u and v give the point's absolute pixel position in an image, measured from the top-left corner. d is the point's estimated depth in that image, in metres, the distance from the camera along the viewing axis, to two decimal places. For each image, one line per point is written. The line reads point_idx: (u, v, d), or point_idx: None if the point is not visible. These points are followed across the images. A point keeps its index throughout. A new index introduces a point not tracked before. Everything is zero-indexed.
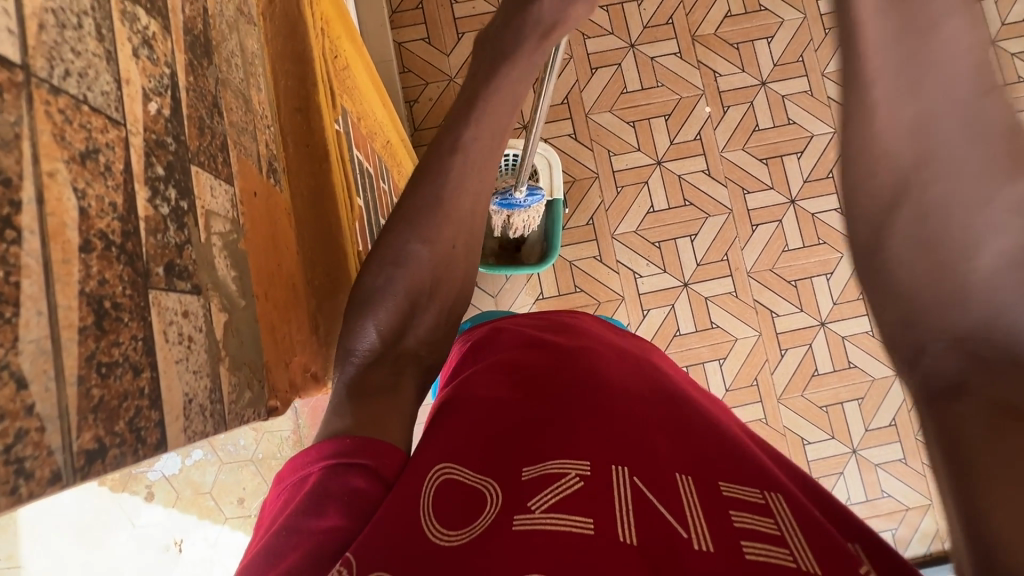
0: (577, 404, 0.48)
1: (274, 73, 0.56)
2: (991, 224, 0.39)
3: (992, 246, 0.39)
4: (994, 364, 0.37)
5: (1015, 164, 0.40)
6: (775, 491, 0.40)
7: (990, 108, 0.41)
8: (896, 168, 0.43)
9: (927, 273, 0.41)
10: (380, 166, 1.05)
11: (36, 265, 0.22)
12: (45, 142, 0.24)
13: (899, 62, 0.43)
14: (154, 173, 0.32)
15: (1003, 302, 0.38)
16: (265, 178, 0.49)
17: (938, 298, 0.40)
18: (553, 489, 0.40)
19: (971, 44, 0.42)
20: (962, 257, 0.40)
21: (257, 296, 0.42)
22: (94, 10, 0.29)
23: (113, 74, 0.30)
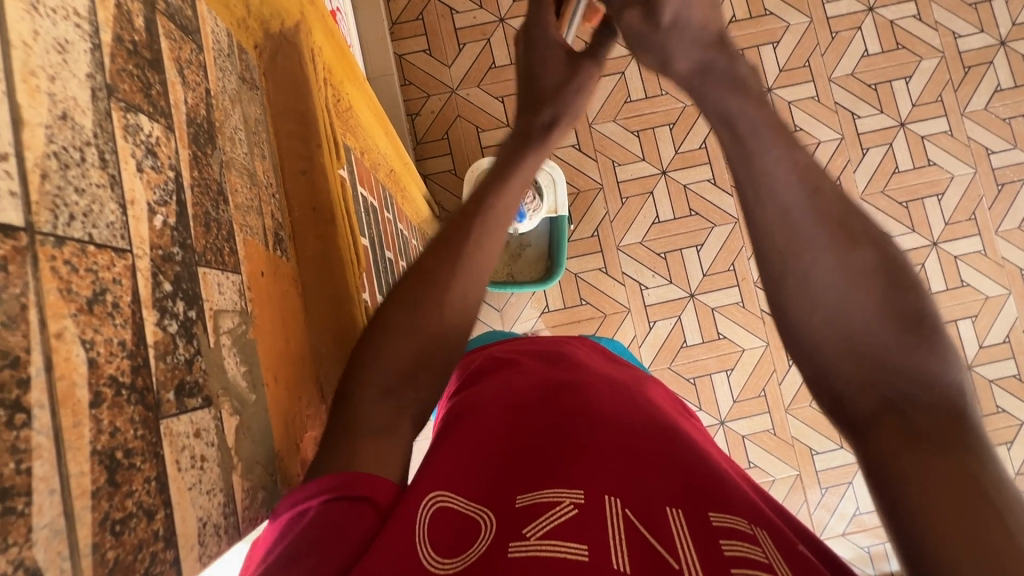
0: (568, 431, 0.46)
1: (277, 134, 0.55)
2: (850, 289, 0.39)
3: (866, 307, 0.38)
4: (909, 407, 0.36)
5: (853, 236, 0.40)
6: (762, 519, 0.39)
7: (825, 195, 0.41)
8: (773, 247, 0.42)
9: (825, 336, 0.40)
10: (383, 195, 1.04)
11: (46, 441, 0.22)
12: (51, 302, 0.23)
13: (747, 170, 0.43)
14: (162, 292, 0.31)
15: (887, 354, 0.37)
16: (272, 252, 0.48)
17: (839, 356, 0.39)
18: (542, 517, 0.38)
19: (792, 156, 0.42)
20: (846, 320, 0.39)
21: (266, 384, 0.42)
22: (97, 136, 0.28)
23: (117, 200, 0.29)
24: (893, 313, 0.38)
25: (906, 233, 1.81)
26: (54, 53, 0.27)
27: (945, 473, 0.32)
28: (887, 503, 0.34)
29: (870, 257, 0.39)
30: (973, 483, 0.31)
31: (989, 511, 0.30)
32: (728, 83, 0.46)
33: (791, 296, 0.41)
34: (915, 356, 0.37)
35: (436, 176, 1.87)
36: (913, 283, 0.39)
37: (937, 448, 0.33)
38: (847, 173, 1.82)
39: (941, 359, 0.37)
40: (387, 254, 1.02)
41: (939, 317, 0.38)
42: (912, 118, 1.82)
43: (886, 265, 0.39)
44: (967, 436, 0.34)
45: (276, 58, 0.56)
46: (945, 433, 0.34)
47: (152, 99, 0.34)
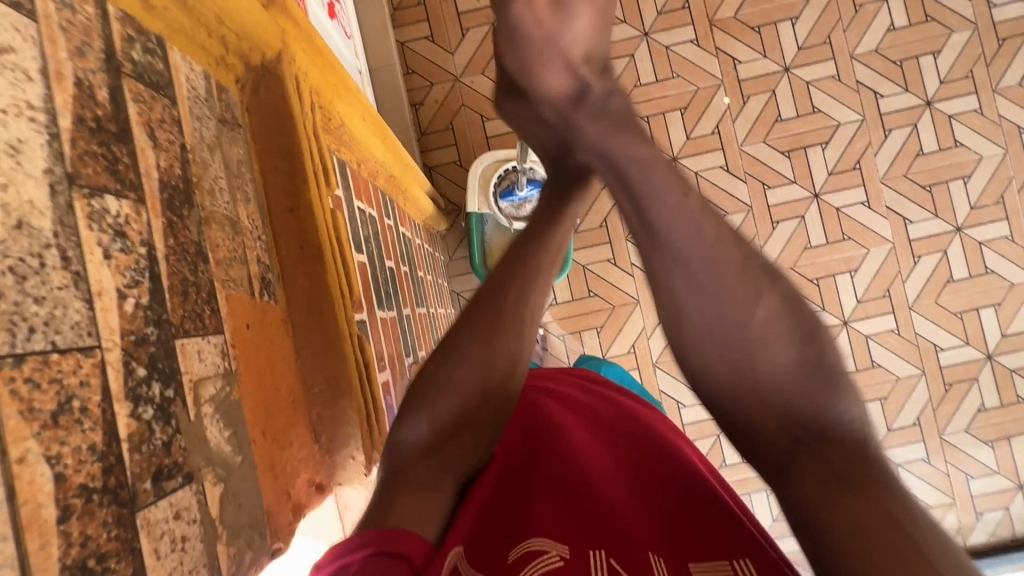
0: (550, 485, 0.46)
1: (262, 171, 0.54)
2: (762, 342, 0.45)
3: (776, 356, 0.45)
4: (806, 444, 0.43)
5: (753, 288, 0.46)
6: (742, 556, 0.39)
7: (728, 253, 0.48)
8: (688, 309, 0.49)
9: (734, 384, 0.47)
10: (382, 201, 1.04)
11: (11, 572, 0.22)
12: (13, 426, 0.23)
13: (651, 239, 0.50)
14: (135, 379, 0.31)
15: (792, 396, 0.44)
16: (258, 300, 0.48)
17: (751, 402, 0.46)
18: (530, 561, 0.37)
19: (700, 216, 0.49)
20: (756, 373, 0.46)
21: (255, 442, 0.42)
22: (58, 235, 0.28)
23: (83, 296, 0.29)
24: (801, 358, 0.45)
25: (928, 218, 1.74)
26: (5, 156, 0.26)
27: (867, 517, 0.37)
28: (813, 542, 0.39)
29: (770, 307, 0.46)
30: (888, 516, 0.36)
31: (904, 543, 0.35)
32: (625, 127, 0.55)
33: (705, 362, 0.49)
34: (819, 398, 0.44)
35: (441, 167, 1.85)
36: (817, 329, 0.46)
37: (852, 485, 0.39)
38: (868, 156, 1.75)
39: (838, 396, 0.44)
40: (390, 265, 1.02)
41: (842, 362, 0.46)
42: (939, 96, 1.73)
43: (785, 312, 0.46)
44: (874, 470, 0.40)
45: (259, 91, 0.55)
46: (857, 470, 0.40)
47: (120, 175, 0.34)
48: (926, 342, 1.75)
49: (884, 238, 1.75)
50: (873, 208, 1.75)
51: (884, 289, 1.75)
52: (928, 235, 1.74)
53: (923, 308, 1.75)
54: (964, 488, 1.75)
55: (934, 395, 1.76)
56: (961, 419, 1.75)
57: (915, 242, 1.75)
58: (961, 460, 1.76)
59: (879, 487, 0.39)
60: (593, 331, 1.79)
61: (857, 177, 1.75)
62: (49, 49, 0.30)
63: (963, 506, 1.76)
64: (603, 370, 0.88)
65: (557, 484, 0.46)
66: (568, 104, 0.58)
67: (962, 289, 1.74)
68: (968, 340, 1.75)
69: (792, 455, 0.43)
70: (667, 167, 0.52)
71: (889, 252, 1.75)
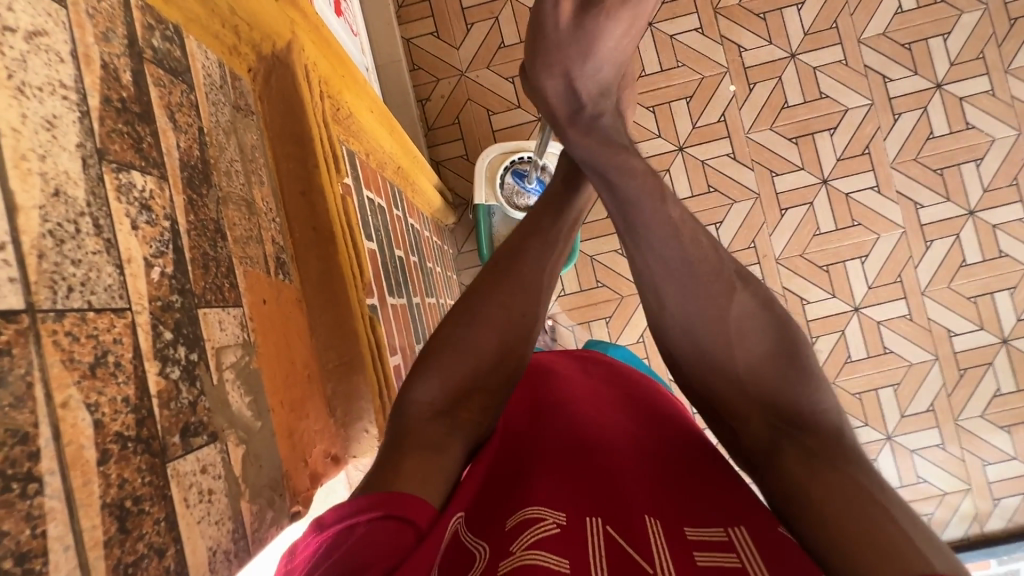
0: (548, 456, 0.46)
1: (275, 156, 0.56)
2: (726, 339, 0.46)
3: (741, 348, 0.45)
4: (790, 434, 0.42)
5: (721, 287, 0.46)
6: (736, 521, 0.38)
7: (697, 246, 0.48)
8: (653, 304, 0.49)
9: (708, 378, 0.47)
10: (392, 193, 1.07)
11: (58, 503, 0.24)
12: (55, 373, 0.26)
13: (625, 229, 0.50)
14: (163, 341, 0.33)
15: (768, 389, 0.44)
16: (274, 278, 0.50)
17: (724, 395, 0.46)
18: (526, 529, 0.36)
19: (663, 207, 0.49)
20: (725, 357, 0.46)
21: (274, 409, 0.44)
22: (90, 204, 0.30)
23: (114, 261, 0.31)
24: (770, 350, 0.44)
25: (940, 202, 1.73)
26: (43, 131, 0.28)
27: (845, 494, 0.37)
28: (797, 528, 0.38)
29: (742, 303, 0.46)
30: (862, 492, 0.37)
31: (881, 516, 0.35)
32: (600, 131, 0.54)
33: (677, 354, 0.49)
34: (796, 390, 0.43)
35: (449, 161, 1.87)
36: (788, 323, 0.45)
37: (829, 467, 0.39)
38: (877, 140, 1.74)
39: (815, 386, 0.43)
40: (400, 255, 1.05)
41: (813, 353, 0.45)
42: (949, 79, 1.71)
43: (756, 306, 0.46)
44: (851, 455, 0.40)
45: (270, 79, 0.57)
46: (828, 448, 0.40)
47: (144, 153, 0.36)
48: (940, 327, 1.73)
49: (895, 223, 1.74)
50: (883, 193, 1.74)
51: (896, 274, 1.74)
52: (940, 219, 1.73)
53: (936, 293, 1.73)
54: (981, 474, 1.74)
55: (948, 380, 1.74)
56: (976, 405, 1.74)
57: (927, 227, 1.74)
58: (977, 446, 1.74)
59: (855, 468, 0.39)
60: (602, 322, 1.80)
61: (866, 162, 1.74)
62: (78, 34, 0.33)
63: (980, 492, 1.74)
64: (611, 354, 0.89)
65: (555, 456, 0.45)
66: (562, 117, 0.57)
67: (976, 273, 1.72)
68: (983, 324, 1.73)
69: (771, 442, 0.43)
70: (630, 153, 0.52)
71: (900, 236, 1.74)
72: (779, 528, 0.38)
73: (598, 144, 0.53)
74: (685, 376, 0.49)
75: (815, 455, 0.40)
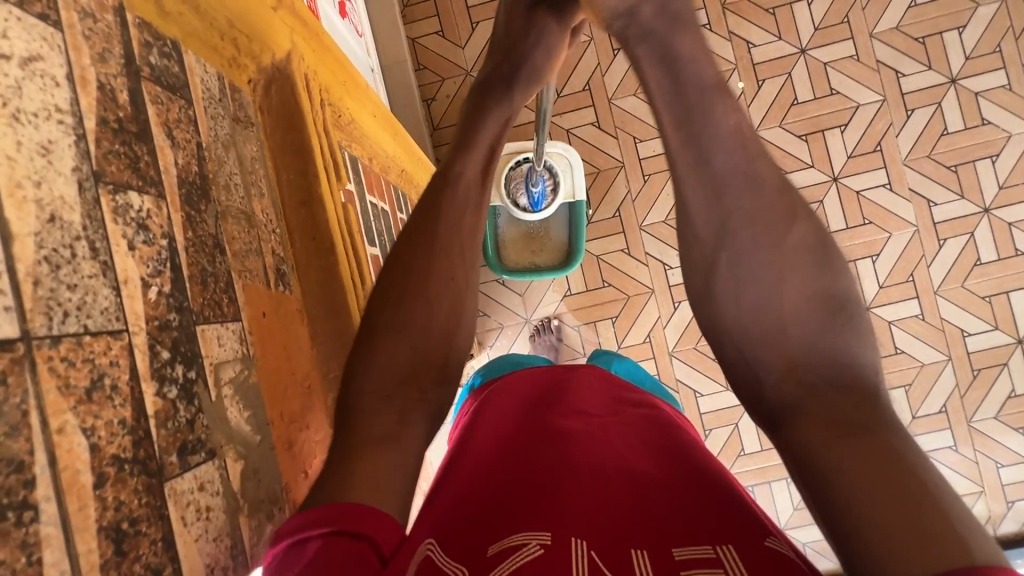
0: (537, 476, 0.45)
1: (275, 167, 0.57)
2: (783, 269, 0.41)
3: (794, 286, 0.41)
4: (831, 392, 0.38)
5: (788, 211, 0.42)
6: (725, 543, 0.38)
7: (763, 167, 0.43)
8: (709, 221, 0.44)
9: (751, 313, 0.42)
10: (396, 197, 1.07)
11: (54, 529, 0.25)
12: (51, 400, 0.26)
13: (686, 133, 0.44)
14: (160, 361, 0.34)
15: (812, 336, 0.40)
16: (274, 290, 0.51)
17: (765, 333, 0.41)
18: (508, 556, 0.36)
19: (736, 120, 0.44)
20: (774, 296, 0.41)
21: (273, 423, 0.45)
22: (87, 228, 0.30)
23: (111, 283, 0.31)
24: (816, 294, 0.40)
25: (954, 199, 1.69)
26: (38, 157, 0.29)
27: (881, 460, 0.32)
28: (824, 508, 0.33)
29: (802, 234, 0.42)
30: (898, 460, 0.32)
31: (919, 488, 0.31)
32: (682, 25, 0.47)
33: (721, 282, 0.44)
34: (838, 340, 0.39)
35: None
36: (841, 267, 0.41)
37: (863, 430, 0.35)
38: (889, 137, 1.71)
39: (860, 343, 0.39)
40: (404, 258, 1.05)
41: (861, 306, 0.41)
42: (964, 73, 1.67)
43: (816, 240, 0.42)
44: (888, 418, 0.36)
45: (270, 90, 0.57)
46: (866, 414, 0.36)
47: (142, 172, 0.36)
48: (952, 327, 1.70)
49: (907, 221, 1.71)
50: (896, 190, 1.71)
51: (908, 274, 1.71)
52: (954, 216, 1.69)
53: (949, 292, 1.70)
54: (994, 476, 1.71)
55: (961, 381, 1.71)
56: (990, 406, 1.71)
57: (940, 225, 1.70)
58: (990, 448, 1.72)
59: (891, 434, 0.34)
60: (608, 322, 1.81)
61: (878, 159, 1.71)
62: (74, 56, 0.33)
63: (993, 494, 1.72)
64: (614, 366, 0.88)
65: (544, 475, 0.45)
66: (617, 15, 0.50)
67: (990, 272, 1.69)
68: (997, 324, 1.70)
69: (798, 403, 0.39)
70: (708, 53, 0.47)
71: (912, 235, 1.70)
72: (768, 545, 0.38)
73: (671, 25, 0.47)
74: (719, 310, 0.44)
75: (851, 420, 0.35)
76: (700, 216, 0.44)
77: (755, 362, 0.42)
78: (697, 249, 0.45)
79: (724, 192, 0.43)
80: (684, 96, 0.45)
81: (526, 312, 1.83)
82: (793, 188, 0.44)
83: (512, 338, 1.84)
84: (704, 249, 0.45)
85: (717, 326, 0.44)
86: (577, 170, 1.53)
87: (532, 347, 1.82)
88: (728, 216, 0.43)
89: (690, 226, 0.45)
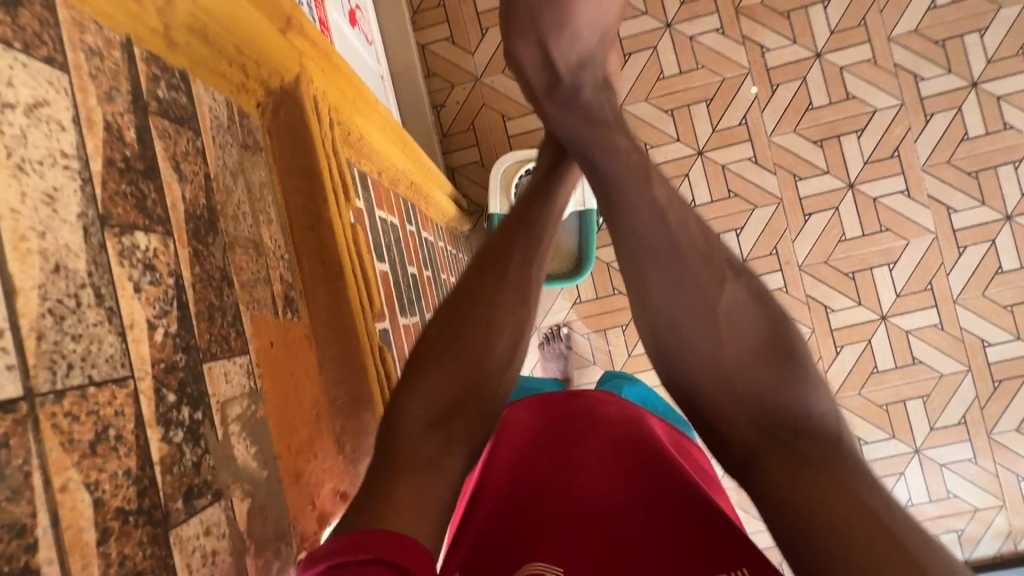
0: (551, 523, 0.43)
1: (284, 191, 0.56)
2: (727, 332, 0.48)
3: (734, 346, 0.47)
4: (792, 440, 0.45)
5: (717, 277, 0.49)
6: None
7: (691, 239, 0.50)
8: (655, 299, 0.51)
9: (703, 375, 0.49)
10: (406, 209, 1.07)
11: None
12: (54, 457, 0.26)
13: (621, 215, 0.52)
14: (166, 404, 0.33)
15: (761, 387, 0.47)
16: (281, 318, 0.50)
17: (715, 390, 0.48)
18: None
19: (658, 199, 0.52)
20: (720, 361, 0.48)
21: (280, 456, 0.44)
22: (92, 275, 0.30)
23: (116, 329, 0.31)
24: (762, 352, 0.47)
25: (975, 206, 1.65)
26: (42, 206, 0.28)
27: (851, 505, 0.39)
28: (798, 545, 0.39)
29: (734, 296, 0.49)
30: (860, 502, 0.39)
31: (888, 542, 0.36)
32: (596, 118, 0.56)
33: (671, 349, 0.51)
34: (786, 388, 0.46)
35: (464, 168, 1.86)
36: (778, 322, 0.48)
37: (814, 467, 0.42)
38: (907, 142, 1.67)
39: (807, 387, 0.46)
40: (415, 271, 1.05)
41: (804, 353, 0.48)
42: (986, 77, 1.64)
43: (750, 300, 0.49)
44: (839, 453, 0.43)
45: (278, 113, 0.56)
46: (824, 456, 0.43)
47: (148, 210, 0.36)
48: (973, 337, 1.66)
49: (925, 228, 1.67)
50: (914, 197, 1.67)
51: (926, 282, 1.68)
52: (974, 224, 1.65)
53: (969, 301, 1.66)
54: (1015, 490, 1.67)
55: (982, 393, 1.67)
56: (1011, 419, 1.67)
57: (960, 233, 1.67)
58: (1011, 461, 1.67)
59: (848, 473, 0.41)
60: (618, 329, 1.81)
61: (895, 165, 1.68)
62: (81, 98, 0.33)
63: (1014, 509, 1.67)
64: (625, 390, 0.87)
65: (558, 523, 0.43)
66: (540, 90, 0.59)
67: (1012, 281, 1.65)
68: (1020, 334, 1.66)
69: (756, 447, 0.46)
70: (622, 139, 0.55)
71: (931, 242, 1.67)
72: None
73: (583, 120, 0.56)
74: (675, 372, 0.51)
75: (808, 462, 0.43)
76: (642, 291, 0.51)
77: (709, 414, 0.49)
78: (646, 321, 0.52)
79: (655, 264, 0.50)
80: (613, 185, 0.53)
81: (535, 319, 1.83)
82: (717, 252, 0.51)
83: None
84: (650, 318, 0.52)
85: (675, 384, 0.51)
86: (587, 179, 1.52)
87: (541, 354, 1.81)
88: (665, 290, 0.50)
89: (639, 301, 0.52)
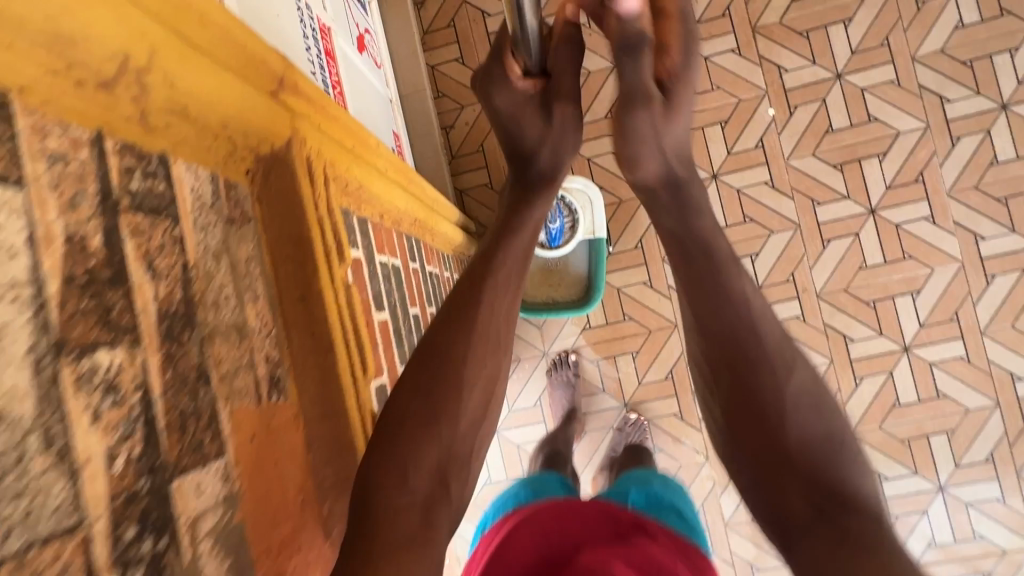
0: None
1: (273, 259, 0.54)
2: (793, 407, 0.55)
3: (796, 419, 0.55)
4: (829, 511, 0.52)
5: (787, 361, 0.57)
6: None
7: (769, 323, 0.59)
8: (725, 367, 0.58)
9: (763, 439, 0.55)
10: (410, 245, 1.05)
11: None
12: None
13: (713, 283, 0.60)
14: (127, 540, 0.32)
15: (816, 461, 0.54)
16: (264, 403, 0.48)
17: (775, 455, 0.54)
18: None
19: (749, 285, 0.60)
20: (781, 430, 0.55)
21: (254, 562, 0.42)
22: (41, 418, 0.29)
23: (69, 473, 0.30)
24: (822, 432, 0.55)
25: (1004, 233, 1.62)
26: None
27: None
28: None
29: (800, 380, 0.57)
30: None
31: None
32: (692, 207, 0.65)
33: (735, 409, 0.57)
34: (836, 468, 0.54)
35: (472, 190, 1.83)
36: (829, 411, 0.56)
37: (856, 546, 0.49)
38: (932, 167, 1.65)
39: (853, 470, 0.54)
40: (418, 312, 1.03)
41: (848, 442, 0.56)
42: (1016, 98, 1.61)
43: (813, 383, 0.57)
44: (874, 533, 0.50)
45: (269, 178, 0.54)
46: (864, 537, 0.50)
47: (113, 322, 0.34)
48: (1001, 370, 1.62)
49: (951, 255, 1.64)
50: (939, 224, 1.64)
51: (951, 313, 1.65)
52: (1002, 252, 1.62)
53: (997, 333, 1.62)
54: None
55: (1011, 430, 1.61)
56: None
57: (988, 260, 1.63)
58: None
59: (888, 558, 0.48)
60: (628, 356, 1.77)
61: (919, 190, 1.65)
62: (38, 214, 0.31)
63: None
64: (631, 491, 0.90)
65: None
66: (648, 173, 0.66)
67: None
68: None
69: (806, 519, 0.52)
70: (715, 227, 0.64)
71: (957, 270, 1.64)
72: None
73: (682, 207, 0.64)
74: (737, 430, 0.57)
75: (848, 539, 0.50)
76: (719, 354, 0.58)
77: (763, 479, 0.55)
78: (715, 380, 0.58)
79: (740, 330, 0.58)
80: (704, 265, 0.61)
81: (542, 345, 1.80)
82: (788, 340, 0.59)
83: (530, 371, 1.82)
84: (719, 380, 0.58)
85: (734, 444, 0.57)
86: (596, 208, 1.50)
87: (549, 382, 1.78)
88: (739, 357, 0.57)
89: (710, 365, 0.59)
